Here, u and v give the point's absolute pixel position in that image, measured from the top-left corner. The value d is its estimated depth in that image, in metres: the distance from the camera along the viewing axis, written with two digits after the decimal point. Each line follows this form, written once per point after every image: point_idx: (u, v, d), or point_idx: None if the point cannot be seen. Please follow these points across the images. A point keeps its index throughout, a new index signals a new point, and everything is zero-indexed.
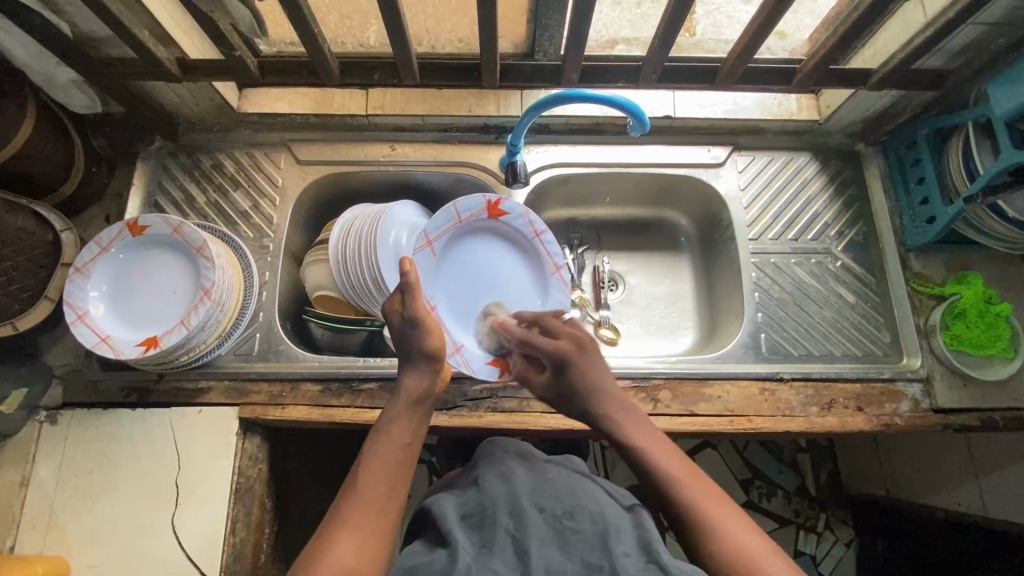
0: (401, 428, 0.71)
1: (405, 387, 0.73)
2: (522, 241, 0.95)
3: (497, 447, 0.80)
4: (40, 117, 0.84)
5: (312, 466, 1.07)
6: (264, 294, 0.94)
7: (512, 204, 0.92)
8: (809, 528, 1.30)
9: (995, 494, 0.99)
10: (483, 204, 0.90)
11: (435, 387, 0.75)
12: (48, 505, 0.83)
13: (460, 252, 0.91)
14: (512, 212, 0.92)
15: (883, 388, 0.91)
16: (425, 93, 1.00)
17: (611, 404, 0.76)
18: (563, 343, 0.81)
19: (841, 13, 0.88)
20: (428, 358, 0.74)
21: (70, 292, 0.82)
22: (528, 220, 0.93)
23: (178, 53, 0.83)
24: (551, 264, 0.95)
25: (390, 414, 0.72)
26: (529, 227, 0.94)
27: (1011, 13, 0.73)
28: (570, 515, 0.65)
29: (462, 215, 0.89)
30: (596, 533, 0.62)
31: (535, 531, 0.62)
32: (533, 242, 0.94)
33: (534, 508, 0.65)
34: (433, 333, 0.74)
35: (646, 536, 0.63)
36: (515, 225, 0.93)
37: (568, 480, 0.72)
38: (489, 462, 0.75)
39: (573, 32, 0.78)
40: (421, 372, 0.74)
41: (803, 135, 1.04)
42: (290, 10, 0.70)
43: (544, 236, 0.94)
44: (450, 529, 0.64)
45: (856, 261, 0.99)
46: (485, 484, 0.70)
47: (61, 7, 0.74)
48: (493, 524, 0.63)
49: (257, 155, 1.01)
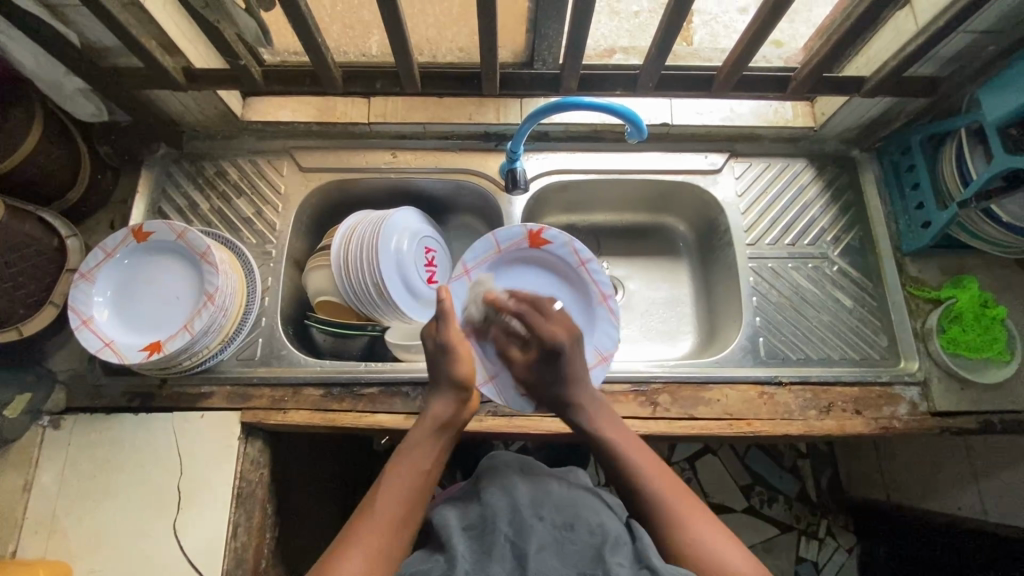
0: (423, 452, 0.72)
1: (431, 414, 0.75)
2: (568, 271, 0.93)
3: (500, 460, 0.78)
4: (47, 125, 0.85)
5: (314, 472, 1.08)
6: (267, 300, 0.95)
7: (554, 233, 0.91)
8: (810, 534, 1.29)
9: (995, 498, 1.00)
10: (523, 233, 0.91)
11: (459, 418, 0.76)
12: (51, 510, 0.83)
13: (501, 282, 0.92)
14: (555, 241, 0.92)
15: (881, 391, 0.91)
16: (426, 101, 1.01)
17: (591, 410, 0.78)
18: (557, 335, 0.80)
19: (835, 21, 0.90)
20: (454, 387, 0.77)
21: (75, 297, 0.83)
22: (571, 249, 0.92)
23: (184, 63, 0.84)
24: (597, 294, 0.92)
25: (413, 439, 0.73)
26: (573, 256, 0.93)
27: (1001, 20, 0.74)
28: (569, 525, 0.66)
29: (502, 244, 0.91)
30: (592, 544, 0.64)
31: (535, 541, 0.62)
32: (579, 271, 0.93)
33: (534, 517, 0.66)
34: (462, 360, 0.78)
35: (642, 546, 0.63)
36: (559, 253, 0.92)
37: (570, 492, 0.72)
38: (489, 472, 0.75)
39: (571, 41, 0.79)
40: (445, 397, 0.77)
41: (799, 142, 1.05)
42: (294, 20, 0.72)
43: (589, 265, 0.92)
44: (450, 538, 0.65)
45: (853, 266, 1.00)
46: (486, 493, 0.70)
47: (69, 18, 0.76)
48: (493, 533, 0.64)
49: (260, 162, 1.02)
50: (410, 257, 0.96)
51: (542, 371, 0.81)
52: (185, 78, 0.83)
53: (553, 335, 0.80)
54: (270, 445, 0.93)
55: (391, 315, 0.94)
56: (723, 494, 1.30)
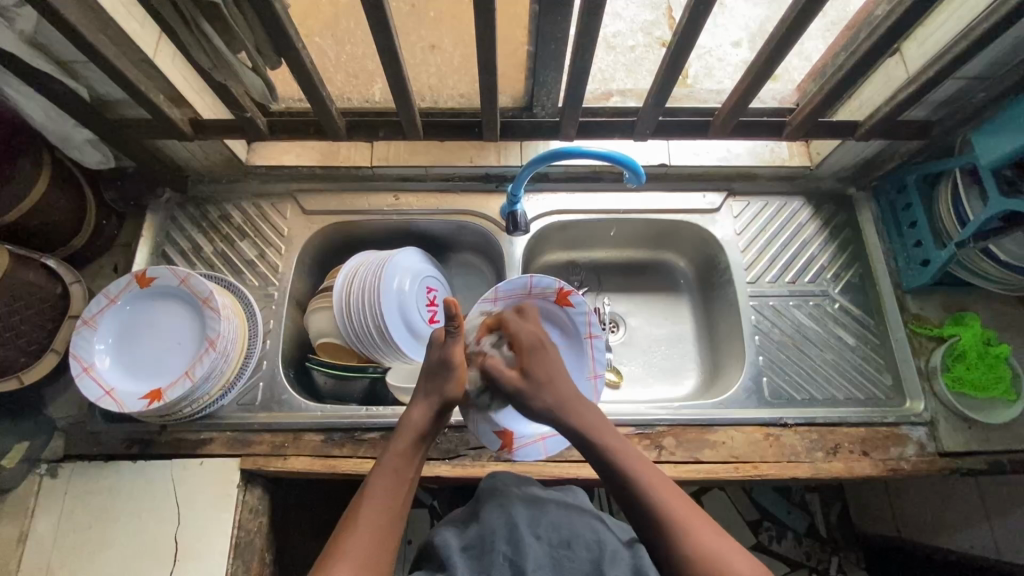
0: (402, 462, 0.67)
1: (409, 423, 0.70)
2: (573, 335, 0.91)
3: (501, 483, 0.75)
4: (54, 174, 0.87)
5: (312, 516, 1.05)
6: (268, 343, 0.95)
7: (581, 299, 0.89)
8: (821, 572, 1.25)
9: (1008, 537, 0.98)
10: (556, 288, 0.88)
11: (436, 429, 0.72)
12: (45, 562, 0.81)
13: None
14: (580, 306, 0.89)
15: (887, 432, 0.90)
16: (428, 144, 1.03)
17: (590, 424, 0.70)
18: (538, 333, 0.79)
19: (826, 66, 0.92)
20: (443, 400, 0.72)
21: (76, 345, 0.83)
22: (589, 319, 0.90)
23: (191, 113, 0.86)
24: (589, 368, 0.91)
25: (393, 448, 0.68)
26: (585, 326, 0.90)
27: (989, 68, 0.77)
28: (566, 543, 0.65)
29: (534, 290, 0.87)
30: (590, 562, 0.63)
31: (533, 559, 0.62)
32: (582, 342, 0.91)
33: (532, 536, 0.65)
34: (457, 377, 0.73)
35: (640, 562, 0.63)
36: (575, 318, 0.90)
37: (569, 511, 0.70)
38: (487, 493, 0.74)
39: (571, 90, 0.82)
40: (428, 405, 0.72)
41: (796, 180, 1.07)
42: (300, 75, 0.74)
43: (596, 340, 0.90)
44: (448, 560, 0.63)
45: (853, 303, 1.00)
46: (483, 513, 0.69)
47: (79, 72, 0.78)
48: (492, 553, 0.63)
49: (263, 205, 1.03)
50: (411, 298, 0.96)
51: (530, 369, 0.75)
52: (191, 128, 0.85)
53: (535, 332, 0.79)
54: (269, 492, 0.91)
55: (392, 357, 0.95)
56: (731, 531, 1.26)
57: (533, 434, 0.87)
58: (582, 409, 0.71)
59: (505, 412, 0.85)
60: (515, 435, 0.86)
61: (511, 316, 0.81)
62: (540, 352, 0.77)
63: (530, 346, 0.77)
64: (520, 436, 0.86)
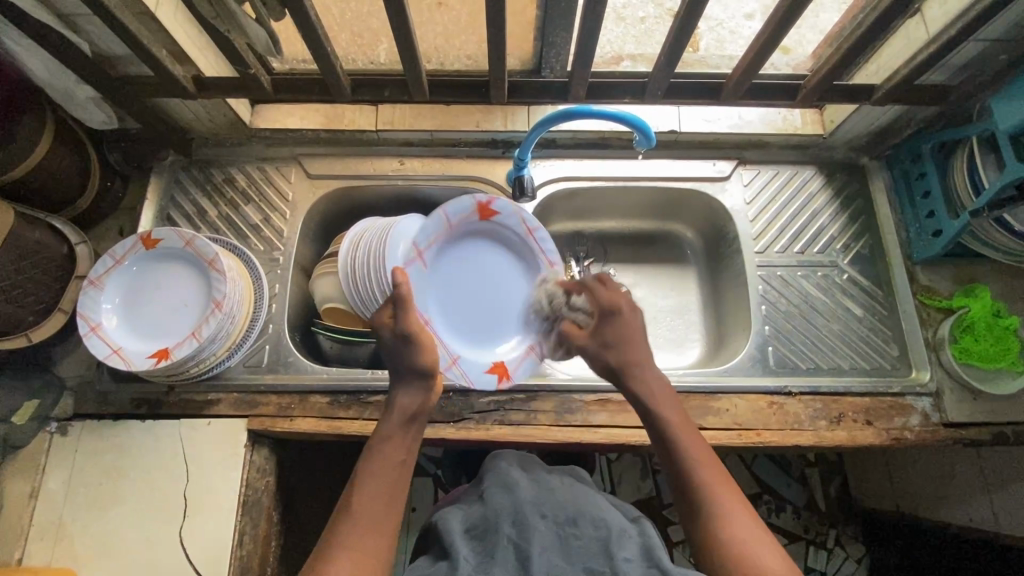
0: (395, 444, 0.69)
1: (396, 405, 0.71)
2: (513, 240, 0.94)
3: (501, 460, 0.77)
4: (58, 132, 0.86)
5: (316, 479, 1.07)
6: (274, 306, 0.95)
7: (501, 203, 0.91)
8: (819, 544, 1.27)
9: (1007, 508, 0.98)
10: (472, 206, 0.89)
11: (426, 404, 0.72)
12: (57, 517, 0.83)
13: (445, 272, 0.90)
14: (504, 212, 0.91)
15: (892, 402, 0.90)
16: (434, 109, 1.02)
17: (656, 397, 0.72)
18: (615, 301, 0.76)
19: (846, 28, 0.89)
20: (420, 376, 0.72)
21: (83, 304, 0.83)
22: (518, 218, 0.92)
23: (194, 71, 0.85)
24: (545, 262, 0.94)
25: (382, 431, 0.70)
26: (522, 225, 0.92)
27: (1013, 29, 0.74)
28: (572, 522, 0.64)
29: (452, 219, 0.88)
30: (598, 540, 0.62)
31: (539, 540, 0.61)
32: (526, 241, 0.93)
33: (538, 515, 0.65)
34: (426, 347, 0.72)
35: (649, 542, 0.62)
36: (506, 224, 0.92)
37: (572, 490, 0.70)
38: (490, 472, 0.74)
39: (580, 52, 0.80)
40: (408, 386, 0.72)
41: (808, 149, 1.05)
42: (304, 29, 0.72)
43: (536, 233, 0.93)
44: (452, 541, 0.63)
45: (862, 274, 0.99)
46: (487, 493, 0.70)
47: (81, 27, 0.77)
48: (496, 534, 0.63)
49: (268, 169, 1.03)
50: None
51: (602, 331, 0.76)
52: (195, 86, 0.84)
53: (614, 300, 0.77)
54: (276, 453, 0.92)
55: None
56: None
57: (519, 352, 0.91)
58: (647, 374, 0.74)
59: (479, 347, 0.90)
60: (502, 362, 0.90)
61: (593, 283, 0.79)
62: (612, 319, 0.76)
63: (605, 311, 0.76)
64: (508, 360, 0.90)
